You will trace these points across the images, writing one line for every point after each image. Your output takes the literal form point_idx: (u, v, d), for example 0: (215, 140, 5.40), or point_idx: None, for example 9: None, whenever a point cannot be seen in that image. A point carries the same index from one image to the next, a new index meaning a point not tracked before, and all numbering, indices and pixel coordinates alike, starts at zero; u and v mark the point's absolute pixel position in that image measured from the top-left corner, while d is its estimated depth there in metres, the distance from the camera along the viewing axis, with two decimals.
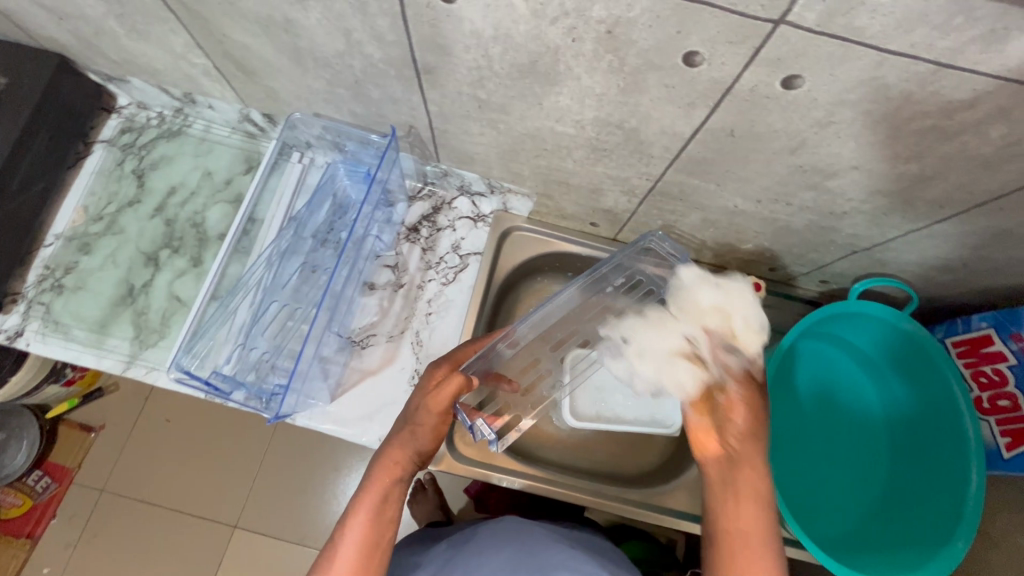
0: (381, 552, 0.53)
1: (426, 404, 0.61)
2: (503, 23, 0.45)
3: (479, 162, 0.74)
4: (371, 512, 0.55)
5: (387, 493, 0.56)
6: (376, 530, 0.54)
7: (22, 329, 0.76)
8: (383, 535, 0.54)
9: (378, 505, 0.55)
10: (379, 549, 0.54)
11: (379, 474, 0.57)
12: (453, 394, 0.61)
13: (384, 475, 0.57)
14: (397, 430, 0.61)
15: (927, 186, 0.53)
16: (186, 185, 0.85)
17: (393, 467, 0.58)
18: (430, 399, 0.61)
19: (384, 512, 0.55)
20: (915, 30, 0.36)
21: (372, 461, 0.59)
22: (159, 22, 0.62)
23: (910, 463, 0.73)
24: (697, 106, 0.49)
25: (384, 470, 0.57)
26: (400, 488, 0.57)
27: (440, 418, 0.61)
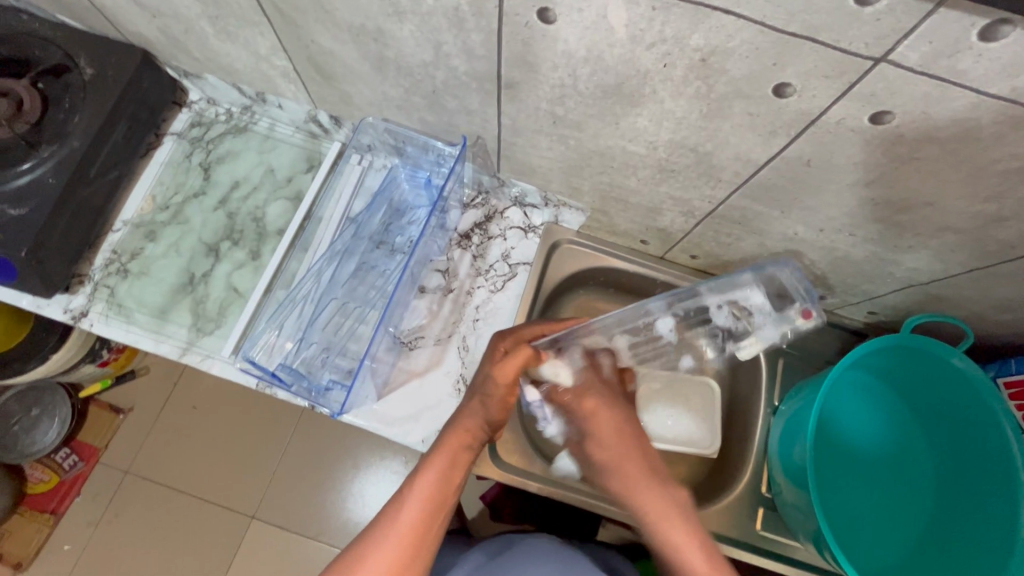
0: (443, 506, 0.60)
1: (494, 376, 0.66)
2: (598, 45, 0.47)
3: (539, 175, 0.76)
4: (440, 469, 0.61)
5: (455, 456, 0.63)
6: (443, 489, 0.61)
7: (86, 310, 0.79)
8: (447, 497, 0.61)
9: (448, 466, 0.62)
10: (444, 503, 0.61)
11: (453, 435, 0.64)
12: (522, 363, 0.66)
13: (456, 438, 0.64)
14: (466, 403, 0.67)
15: (1000, 227, 0.53)
16: (249, 180, 0.87)
17: (464, 433, 0.65)
18: (497, 368, 0.66)
19: (452, 473, 0.62)
20: (1019, 75, 0.37)
21: (443, 429, 0.65)
22: (250, 25, 0.64)
23: (957, 497, 0.72)
24: (778, 134, 0.50)
25: (457, 433, 0.64)
26: (468, 452, 0.64)
27: (508, 389, 0.66)
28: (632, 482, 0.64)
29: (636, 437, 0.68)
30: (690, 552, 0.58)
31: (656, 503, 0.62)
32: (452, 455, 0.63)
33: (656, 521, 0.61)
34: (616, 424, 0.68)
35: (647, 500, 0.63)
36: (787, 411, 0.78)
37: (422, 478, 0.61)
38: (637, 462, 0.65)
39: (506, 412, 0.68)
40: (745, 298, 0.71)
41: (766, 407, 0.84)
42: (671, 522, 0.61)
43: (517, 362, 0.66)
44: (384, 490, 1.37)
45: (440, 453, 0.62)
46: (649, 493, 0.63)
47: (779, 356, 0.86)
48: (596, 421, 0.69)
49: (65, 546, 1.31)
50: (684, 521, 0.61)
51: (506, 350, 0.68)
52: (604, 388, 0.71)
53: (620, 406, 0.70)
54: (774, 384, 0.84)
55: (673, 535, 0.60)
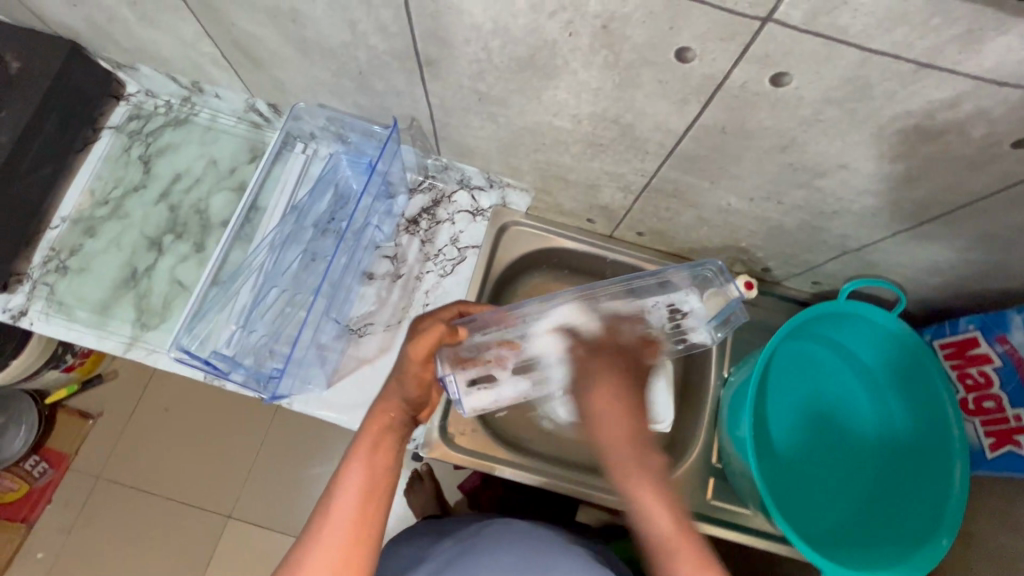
0: (380, 501, 0.54)
1: (407, 355, 0.63)
2: (502, 16, 0.47)
3: (479, 156, 0.76)
4: (363, 466, 0.55)
5: (378, 441, 0.57)
6: (371, 481, 0.54)
7: (25, 309, 0.78)
8: (378, 491, 0.54)
9: (371, 452, 0.56)
10: (378, 498, 0.54)
11: (370, 424, 0.59)
12: (435, 342, 0.63)
13: (373, 427, 0.58)
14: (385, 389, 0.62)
15: (912, 187, 0.54)
16: (190, 173, 0.86)
17: (381, 416, 0.60)
18: (412, 346, 0.63)
19: (378, 462, 0.56)
20: (896, 29, 0.38)
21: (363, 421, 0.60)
22: (170, 10, 0.63)
23: (901, 463, 0.74)
24: (690, 102, 0.51)
25: (375, 420, 0.59)
26: (390, 437, 0.59)
27: (424, 366, 0.64)
28: (624, 450, 0.52)
29: (636, 402, 0.56)
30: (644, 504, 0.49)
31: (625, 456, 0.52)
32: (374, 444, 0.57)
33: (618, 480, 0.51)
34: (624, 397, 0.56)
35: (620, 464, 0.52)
36: (734, 382, 0.79)
37: (347, 474, 0.54)
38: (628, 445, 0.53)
39: (426, 390, 0.65)
40: (682, 301, 0.78)
41: (717, 381, 0.85)
42: (635, 480, 0.51)
43: (432, 337, 0.63)
44: None
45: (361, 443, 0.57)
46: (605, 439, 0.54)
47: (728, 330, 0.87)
48: (594, 414, 0.56)
49: (37, 554, 1.29)
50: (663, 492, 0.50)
51: (422, 328, 0.64)
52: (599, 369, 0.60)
53: (624, 376, 0.58)
54: (723, 356, 0.85)
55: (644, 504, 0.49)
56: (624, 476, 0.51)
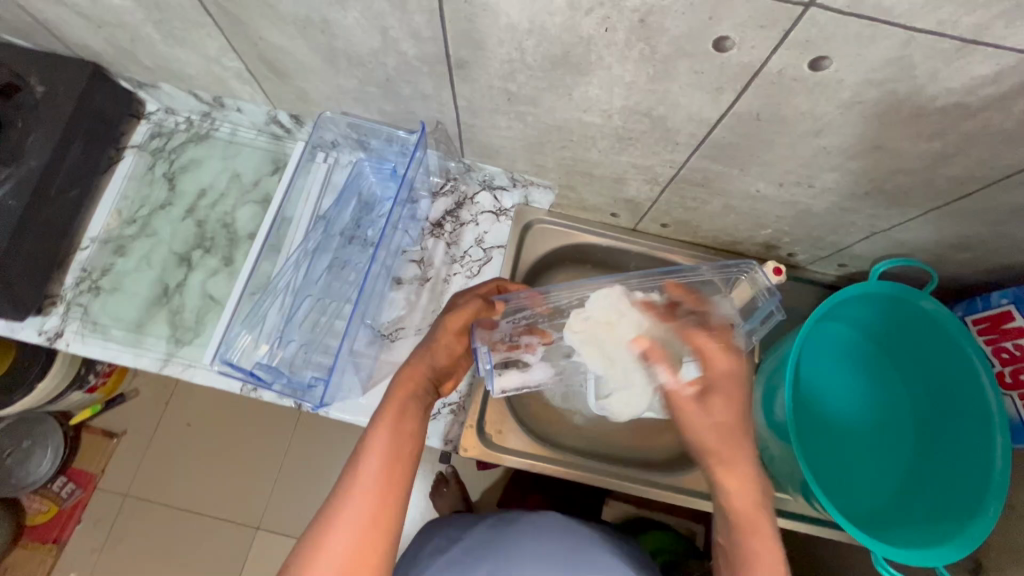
0: (403, 463, 0.56)
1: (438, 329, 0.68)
2: (538, 15, 0.47)
3: (503, 156, 0.76)
4: (388, 429, 0.57)
5: (401, 409, 0.60)
6: (395, 443, 0.57)
7: (61, 330, 0.78)
8: (398, 465, 0.55)
9: (396, 423, 0.58)
10: (401, 461, 0.56)
11: (396, 389, 0.62)
12: (468, 317, 0.69)
13: (401, 390, 0.61)
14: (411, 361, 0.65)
15: (948, 164, 0.54)
16: (215, 187, 0.87)
17: (408, 382, 0.63)
18: (447, 319, 0.68)
19: (403, 427, 0.58)
20: (942, 7, 0.38)
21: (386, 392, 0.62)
22: (195, 27, 0.64)
23: (936, 436, 0.75)
24: (725, 91, 0.51)
25: (400, 385, 0.62)
26: (415, 401, 0.61)
27: (456, 338, 0.69)
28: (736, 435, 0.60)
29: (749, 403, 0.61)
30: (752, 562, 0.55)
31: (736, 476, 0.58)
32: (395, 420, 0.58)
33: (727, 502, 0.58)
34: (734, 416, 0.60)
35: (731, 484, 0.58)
36: (766, 368, 0.79)
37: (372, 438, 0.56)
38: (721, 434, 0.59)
39: (450, 364, 0.69)
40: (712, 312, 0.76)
41: None
42: (735, 468, 0.59)
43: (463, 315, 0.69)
44: None
45: (382, 418, 0.58)
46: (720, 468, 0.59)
47: None
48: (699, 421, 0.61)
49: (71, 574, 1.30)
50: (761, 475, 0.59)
51: (457, 304, 0.70)
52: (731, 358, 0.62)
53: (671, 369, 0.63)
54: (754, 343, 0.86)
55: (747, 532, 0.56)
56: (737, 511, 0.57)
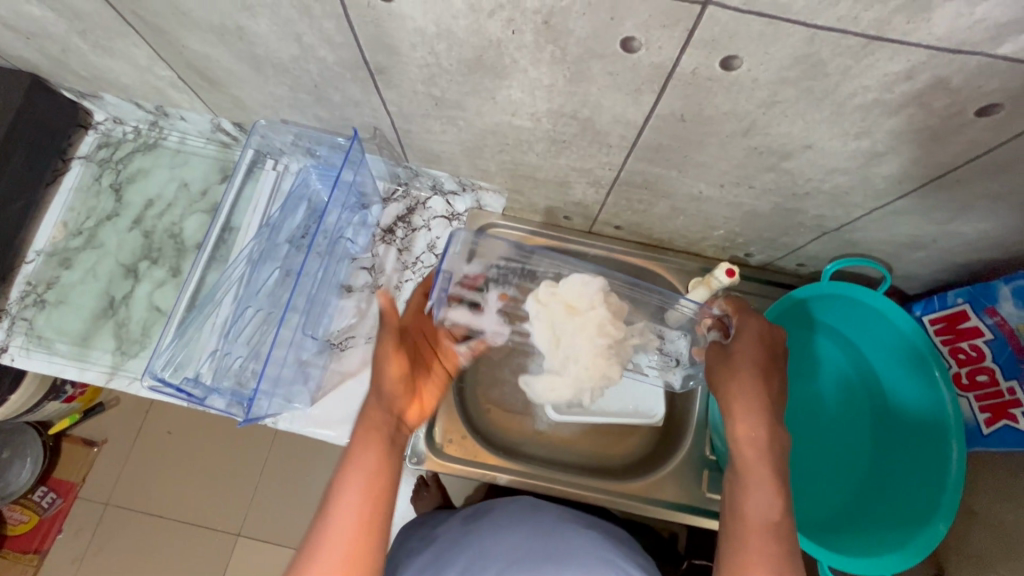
0: (377, 507, 0.56)
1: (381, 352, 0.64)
2: (442, 18, 0.46)
3: (446, 161, 0.75)
4: (358, 476, 0.56)
5: (369, 447, 0.58)
6: (368, 490, 0.56)
7: (6, 345, 0.78)
8: (378, 499, 0.56)
9: (365, 468, 0.57)
10: (375, 500, 0.56)
11: (363, 431, 0.60)
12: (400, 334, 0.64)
13: (367, 431, 0.60)
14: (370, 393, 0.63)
15: (881, 163, 0.53)
16: (163, 197, 0.86)
17: (373, 424, 0.60)
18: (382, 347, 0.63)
19: (371, 468, 0.57)
20: (839, 3, 0.36)
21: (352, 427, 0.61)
22: (119, 36, 0.63)
23: (892, 443, 0.73)
24: (644, 92, 0.49)
25: (367, 427, 0.60)
26: (386, 438, 0.60)
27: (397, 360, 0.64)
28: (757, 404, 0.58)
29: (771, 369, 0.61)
30: (758, 499, 0.55)
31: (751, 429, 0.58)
32: (364, 453, 0.58)
33: (743, 455, 0.58)
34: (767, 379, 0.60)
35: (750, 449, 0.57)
36: None
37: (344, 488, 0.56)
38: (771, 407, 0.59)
39: (409, 377, 0.65)
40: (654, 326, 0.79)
41: None
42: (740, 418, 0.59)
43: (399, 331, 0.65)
44: None
45: (353, 452, 0.58)
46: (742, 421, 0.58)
47: None
48: (738, 374, 0.60)
49: None
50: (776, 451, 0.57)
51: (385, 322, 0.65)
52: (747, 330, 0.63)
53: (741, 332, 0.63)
54: None
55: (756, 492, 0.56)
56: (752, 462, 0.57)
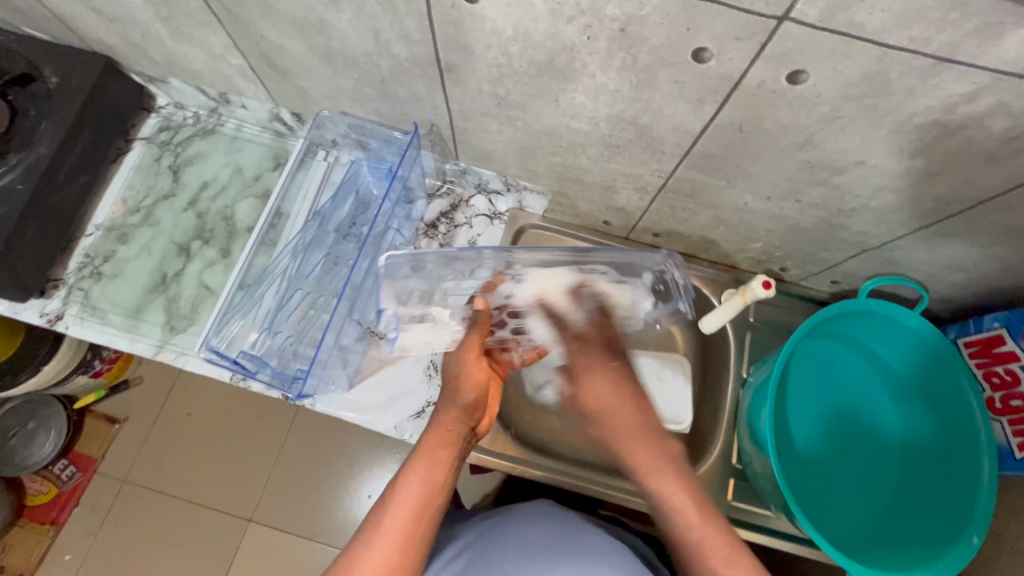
0: (428, 514, 0.59)
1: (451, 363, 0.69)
2: (522, 21, 0.48)
3: (496, 160, 0.77)
4: (422, 475, 0.61)
5: (434, 457, 0.62)
6: (427, 494, 0.60)
7: (62, 313, 0.81)
8: (431, 506, 0.60)
9: (427, 472, 0.61)
10: (429, 508, 0.60)
11: (435, 432, 0.65)
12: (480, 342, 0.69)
13: (434, 437, 0.64)
14: (440, 403, 0.67)
15: (933, 182, 0.54)
16: (217, 181, 0.89)
17: (445, 432, 0.65)
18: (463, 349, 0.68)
19: (435, 474, 0.61)
20: (913, 25, 0.38)
21: (424, 430, 0.66)
22: (201, 25, 0.66)
23: (921, 462, 0.74)
24: (707, 102, 0.51)
25: (438, 431, 0.65)
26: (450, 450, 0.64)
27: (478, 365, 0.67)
28: (630, 434, 0.65)
29: (637, 400, 0.68)
30: (683, 501, 0.60)
31: (648, 453, 0.64)
32: (429, 457, 0.62)
33: (650, 480, 0.62)
34: (629, 405, 0.67)
35: (662, 484, 0.62)
36: (753, 381, 0.79)
37: (409, 479, 0.60)
38: (639, 434, 0.65)
39: (480, 395, 0.68)
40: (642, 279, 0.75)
41: (736, 380, 0.84)
42: (659, 474, 0.62)
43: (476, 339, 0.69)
44: (375, 487, 1.38)
45: (417, 460, 0.62)
46: (640, 449, 0.64)
47: (747, 330, 0.86)
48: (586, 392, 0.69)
49: (66, 556, 1.32)
50: (669, 469, 0.62)
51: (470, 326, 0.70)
52: (588, 345, 0.71)
53: (615, 366, 0.70)
54: (742, 357, 0.85)
55: (669, 492, 0.61)
56: (656, 477, 0.62)
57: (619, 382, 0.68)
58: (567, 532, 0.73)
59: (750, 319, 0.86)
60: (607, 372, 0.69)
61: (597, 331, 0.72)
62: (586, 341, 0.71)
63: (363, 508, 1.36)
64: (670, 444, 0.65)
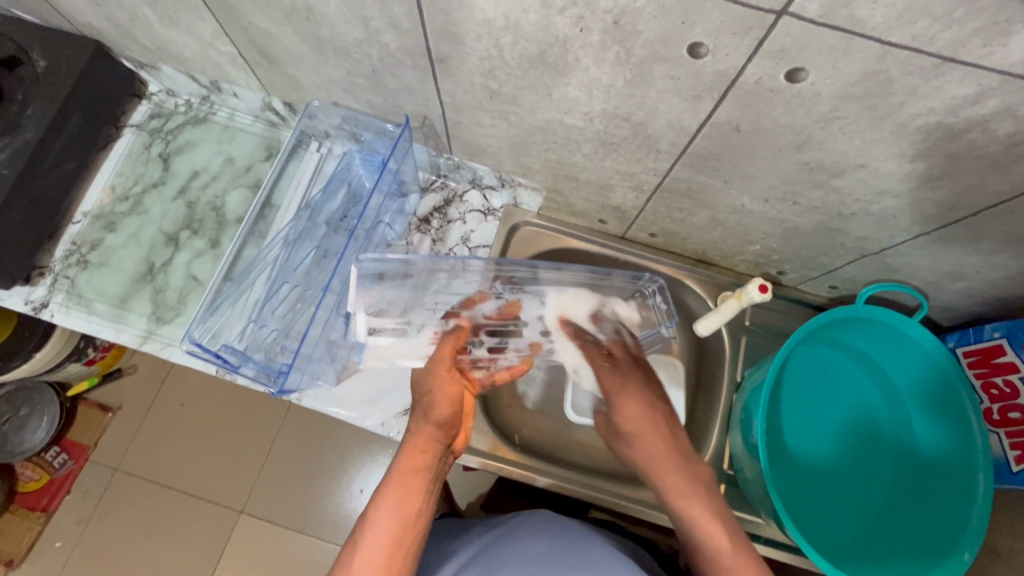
0: (404, 543, 0.60)
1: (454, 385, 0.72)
2: (514, 12, 0.47)
3: (490, 155, 0.76)
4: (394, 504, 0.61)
5: (407, 483, 0.63)
6: (399, 523, 0.61)
7: (47, 301, 0.80)
8: (410, 528, 0.61)
9: (400, 498, 0.62)
10: (404, 537, 0.60)
11: (408, 453, 0.65)
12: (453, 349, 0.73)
13: (408, 459, 0.64)
14: (416, 421, 0.67)
15: (935, 188, 0.53)
16: (208, 170, 0.88)
17: (417, 452, 0.65)
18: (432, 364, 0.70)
19: (409, 498, 0.62)
20: (916, 21, 0.37)
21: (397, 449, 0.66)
22: (189, 10, 0.65)
23: (912, 474, 0.73)
24: (703, 99, 0.50)
25: (411, 451, 0.65)
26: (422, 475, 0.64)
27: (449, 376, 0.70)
28: (665, 466, 0.71)
29: (658, 425, 0.74)
30: (710, 525, 0.65)
31: (687, 483, 0.69)
32: (401, 481, 0.63)
33: (684, 507, 0.68)
34: (663, 433, 0.73)
35: (691, 510, 0.67)
36: (747, 386, 0.77)
37: (377, 513, 0.61)
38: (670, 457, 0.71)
39: (455, 408, 0.68)
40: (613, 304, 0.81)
41: (730, 384, 0.83)
42: (690, 506, 0.67)
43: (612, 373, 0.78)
44: (367, 482, 1.37)
45: (389, 484, 0.63)
46: (674, 475, 0.70)
47: (742, 334, 0.84)
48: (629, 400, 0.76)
49: (56, 544, 1.32)
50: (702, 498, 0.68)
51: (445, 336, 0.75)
52: (622, 367, 0.79)
53: (643, 386, 0.77)
54: (736, 361, 0.83)
55: (699, 516, 0.66)
56: (685, 503, 0.68)
57: (652, 410, 0.75)
58: (572, 541, 0.73)
59: (746, 323, 0.85)
60: (641, 392, 0.77)
61: (621, 352, 0.80)
62: (618, 364, 0.79)
63: (355, 504, 1.35)
64: (700, 470, 0.71)
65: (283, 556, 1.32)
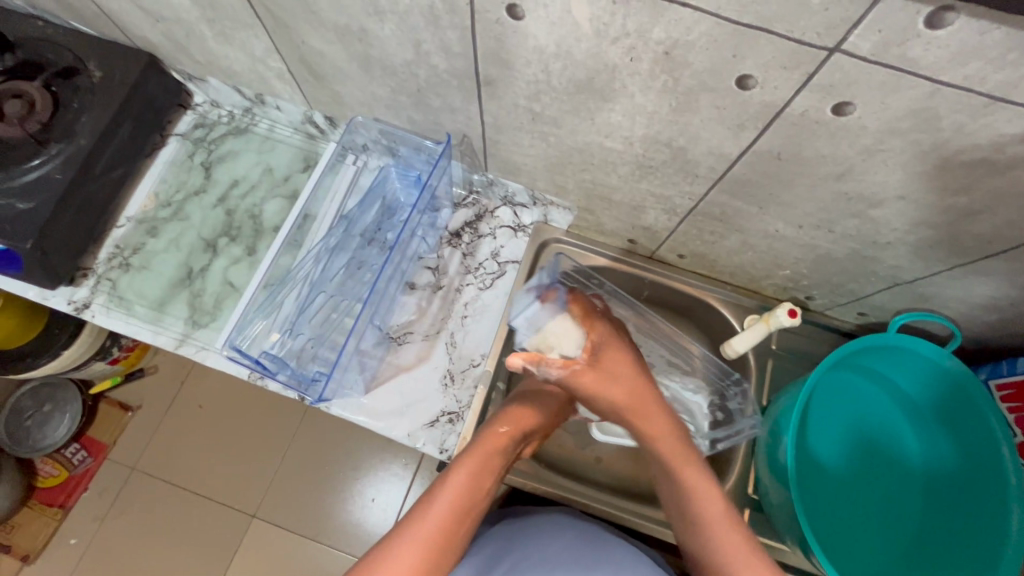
0: (467, 513, 0.60)
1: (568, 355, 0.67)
2: (565, 40, 0.49)
3: (525, 173, 0.77)
4: (471, 473, 0.62)
5: (485, 461, 0.63)
6: (467, 495, 0.61)
7: (89, 302, 0.82)
8: (475, 501, 0.61)
9: (475, 474, 0.62)
10: (467, 509, 0.60)
11: (493, 435, 0.65)
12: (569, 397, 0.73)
13: (490, 442, 0.64)
14: (512, 408, 0.69)
15: (975, 221, 0.53)
16: (248, 179, 0.91)
17: (498, 435, 0.65)
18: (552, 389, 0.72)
19: (481, 476, 0.62)
20: (969, 62, 0.38)
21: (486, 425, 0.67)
22: (244, 28, 0.68)
23: (946, 505, 0.72)
24: (746, 128, 0.51)
25: (497, 435, 0.65)
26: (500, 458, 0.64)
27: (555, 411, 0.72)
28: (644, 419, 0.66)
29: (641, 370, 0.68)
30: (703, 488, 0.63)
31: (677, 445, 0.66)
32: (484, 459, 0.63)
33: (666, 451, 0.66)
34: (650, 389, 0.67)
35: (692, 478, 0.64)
36: (772, 411, 0.77)
37: (450, 480, 0.61)
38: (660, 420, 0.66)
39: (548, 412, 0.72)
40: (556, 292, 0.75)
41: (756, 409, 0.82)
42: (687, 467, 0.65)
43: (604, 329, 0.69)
44: (379, 491, 1.37)
45: (471, 456, 0.63)
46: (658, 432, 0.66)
47: (768, 358, 0.84)
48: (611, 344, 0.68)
49: (72, 540, 1.33)
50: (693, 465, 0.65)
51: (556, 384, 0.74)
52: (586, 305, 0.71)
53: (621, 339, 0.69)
54: (762, 385, 0.83)
55: (688, 475, 0.65)
56: (683, 468, 0.65)
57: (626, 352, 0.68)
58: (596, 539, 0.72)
59: (772, 347, 0.85)
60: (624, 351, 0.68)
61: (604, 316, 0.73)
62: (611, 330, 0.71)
63: (365, 512, 1.36)
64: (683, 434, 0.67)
65: (292, 562, 1.32)
